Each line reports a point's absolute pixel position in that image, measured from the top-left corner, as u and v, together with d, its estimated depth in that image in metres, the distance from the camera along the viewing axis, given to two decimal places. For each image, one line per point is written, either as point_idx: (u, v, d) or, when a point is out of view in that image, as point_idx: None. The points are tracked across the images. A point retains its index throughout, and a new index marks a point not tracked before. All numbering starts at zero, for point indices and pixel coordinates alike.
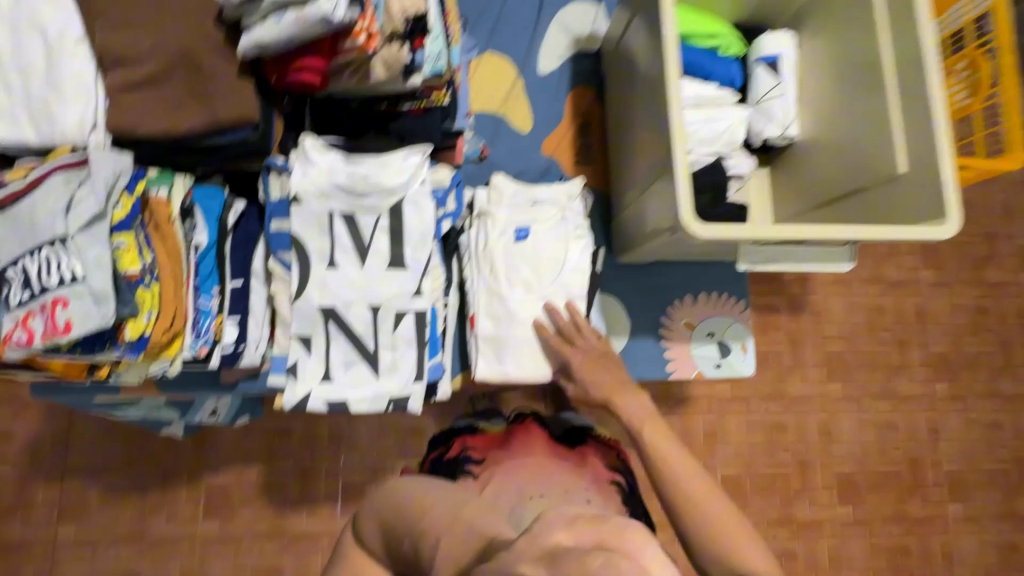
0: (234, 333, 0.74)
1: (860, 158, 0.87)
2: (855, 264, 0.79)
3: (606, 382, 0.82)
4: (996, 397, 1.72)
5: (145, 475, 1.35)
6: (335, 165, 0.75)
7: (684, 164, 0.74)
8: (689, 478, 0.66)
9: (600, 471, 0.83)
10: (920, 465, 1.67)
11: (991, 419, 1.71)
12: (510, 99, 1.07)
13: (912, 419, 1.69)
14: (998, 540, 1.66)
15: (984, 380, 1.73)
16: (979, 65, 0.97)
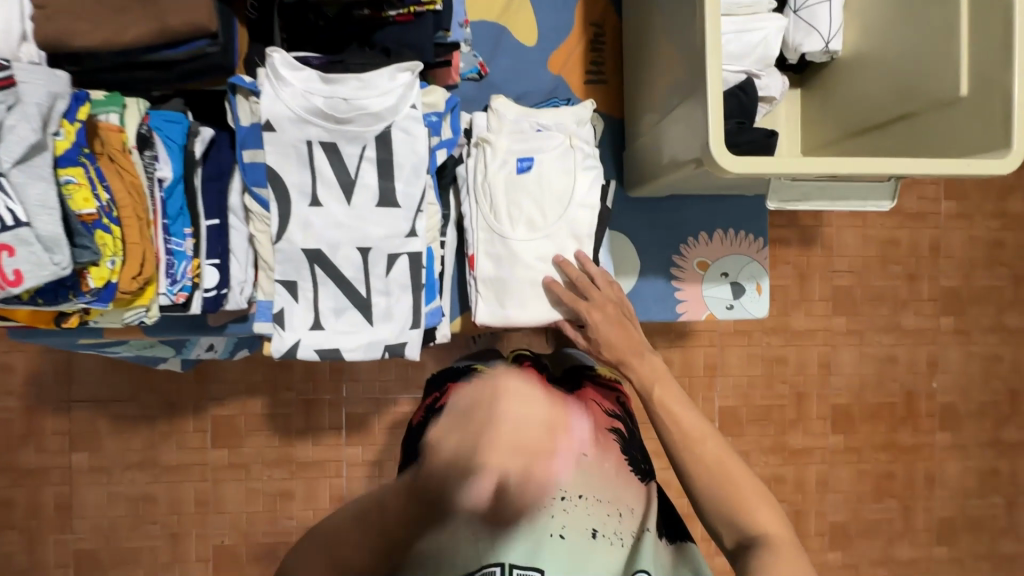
0: (215, 277, 0.68)
1: (915, 76, 0.76)
2: (894, 204, 0.72)
3: (620, 341, 0.75)
4: (1001, 331, 1.70)
5: (148, 407, 1.35)
6: (311, 85, 0.64)
7: (715, 84, 0.64)
8: (697, 429, 0.65)
9: (599, 418, 0.77)
10: (916, 397, 1.68)
11: (992, 352, 1.70)
12: (513, 7, 0.93)
13: (913, 352, 1.68)
14: (984, 467, 1.70)
15: (991, 314, 1.70)
16: None
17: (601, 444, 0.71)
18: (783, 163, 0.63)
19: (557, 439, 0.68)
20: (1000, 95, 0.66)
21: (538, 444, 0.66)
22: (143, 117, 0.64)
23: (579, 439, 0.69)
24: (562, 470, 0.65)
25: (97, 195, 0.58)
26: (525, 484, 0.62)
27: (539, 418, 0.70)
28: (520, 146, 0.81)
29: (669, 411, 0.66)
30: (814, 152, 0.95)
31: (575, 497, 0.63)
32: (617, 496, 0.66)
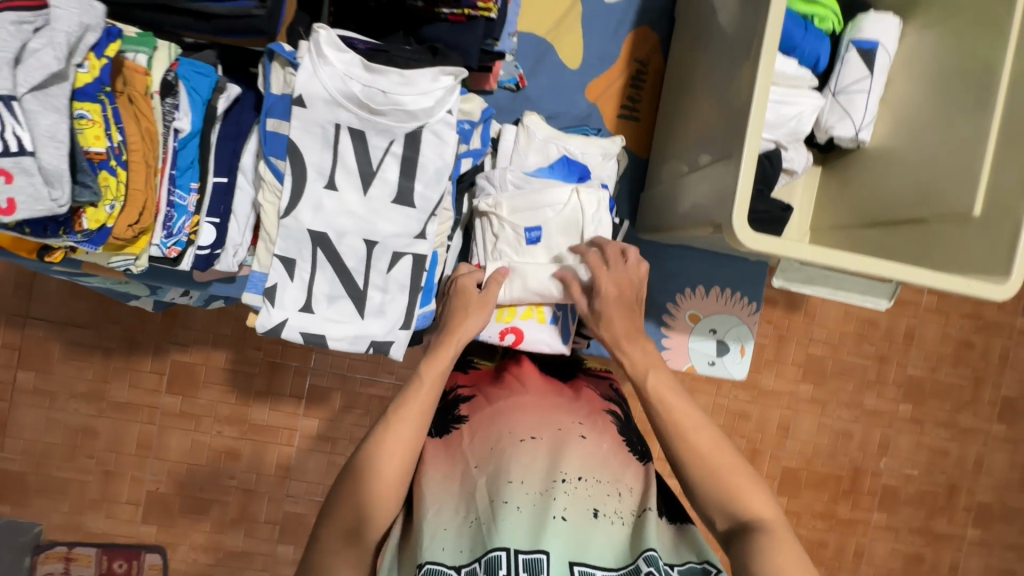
0: (212, 236, 0.67)
1: (939, 182, 0.78)
2: (892, 303, 0.80)
3: (621, 323, 0.73)
4: (952, 428, 1.77)
5: (107, 339, 1.31)
6: (351, 69, 0.63)
7: (751, 156, 0.65)
8: (692, 415, 0.66)
9: (595, 401, 0.76)
10: (862, 474, 1.74)
11: (940, 446, 1.76)
12: (563, 25, 0.93)
13: (869, 431, 1.73)
14: (911, 552, 1.77)
15: (948, 410, 1.76)
16: None
17: (597, 426, 0.70)
18: (799, 248, 0.64)
19: (555, 424, 0.68)
20: (1009, 226, 0.68)
21: (538, 430, 0.67)
22: (172, 64, 0.62)
23: (576, 422, 0.69)
24: (561, 452, 0.64)
25: (108, 134, 0.56)
26: (526, 468, 0.63)
27: (535, 406, 0.70)
28: (527, 215, 0.79)
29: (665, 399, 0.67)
30: (821, 232, 0.97)
31: (575, 480, 0.63)
32: (616, 476, 0.66)
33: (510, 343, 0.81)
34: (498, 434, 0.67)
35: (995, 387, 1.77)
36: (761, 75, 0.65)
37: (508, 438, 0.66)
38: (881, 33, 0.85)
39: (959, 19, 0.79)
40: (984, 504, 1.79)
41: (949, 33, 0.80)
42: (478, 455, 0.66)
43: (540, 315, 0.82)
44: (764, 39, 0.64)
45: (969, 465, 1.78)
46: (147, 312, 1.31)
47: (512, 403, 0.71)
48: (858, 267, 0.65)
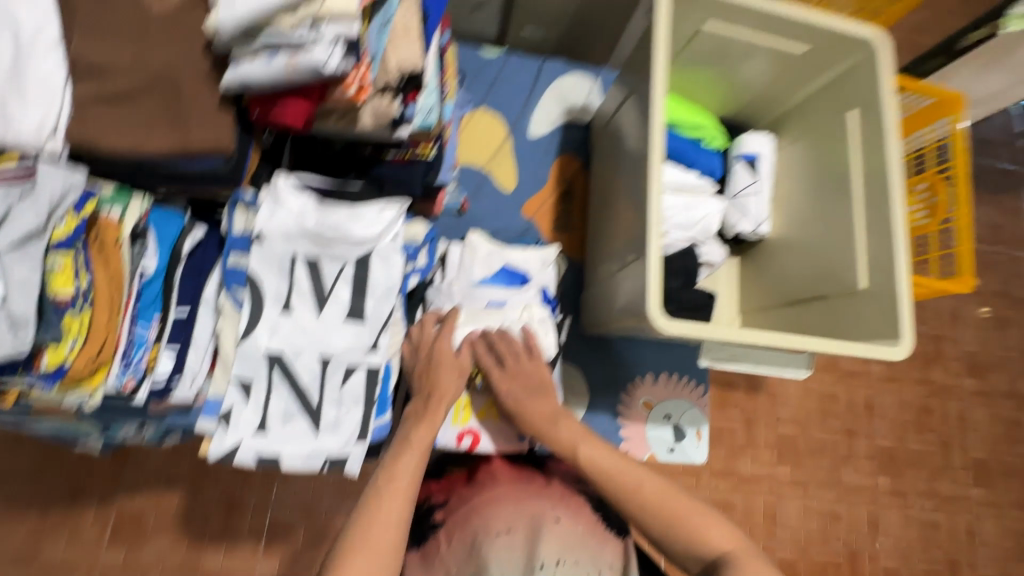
0: (170, 364, 0.71)
1: (831, 262, 0.90)
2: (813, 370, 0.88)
3: (541, 409, 0.81)
4: (935, 498, 1.77)
5: (49, 491, 1.22)
6: (306, 208, 0.70)
7: (656, 253, 0.76)
8: (638, 482, 0.70)
9: (567, 482, 0.83)
10: (860, 558, 1.69)
11: (928, 518, 1.75)
12: (498, 156, 1.08)
13: (855, 509, 1.71)
14: None
15: (926, 479, 1.77)
16: (938, 189, 1.12)
17: (569, 506, 0.79)
18: (707, 329, 0.72)
19: (528, 511, 0.77)
20: (888, 297, 0.79)
21: (515, 525, 0.76)
22: (144, 213, 0.69)
23: (549, 507, 0.78)
24: (537, 540, 0.74)
25: (77, 279, 0.61)
26: (506, 565, 0.72)
27: (509, 498, 0.79)
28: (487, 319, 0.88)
29: (607, 475, 0.72)
30: (750, 312, 1.06)
31: (554, 565, 0.72)
32: (592, 555, 0.75)
33: (467, 446, 0.84)
34: (478, 534, 0.75)
35: (963, 451, 1.81)
36: (653, 188, 0.78)
37: (486, 535, 0.75)
38: (757, 149, 1.02)
39: (818, 135, 0.96)
40: None
41: (811, 144, 0.98)
42: (461, 560, 0.74)
43: (493, 416, 0.86)
44: (650, 160, 0.78)
45: (961, 535, 1.76)
46: (96, 456, 1.25)
47: (488, 499, 0.79)
48: (765, 343, 0.74)
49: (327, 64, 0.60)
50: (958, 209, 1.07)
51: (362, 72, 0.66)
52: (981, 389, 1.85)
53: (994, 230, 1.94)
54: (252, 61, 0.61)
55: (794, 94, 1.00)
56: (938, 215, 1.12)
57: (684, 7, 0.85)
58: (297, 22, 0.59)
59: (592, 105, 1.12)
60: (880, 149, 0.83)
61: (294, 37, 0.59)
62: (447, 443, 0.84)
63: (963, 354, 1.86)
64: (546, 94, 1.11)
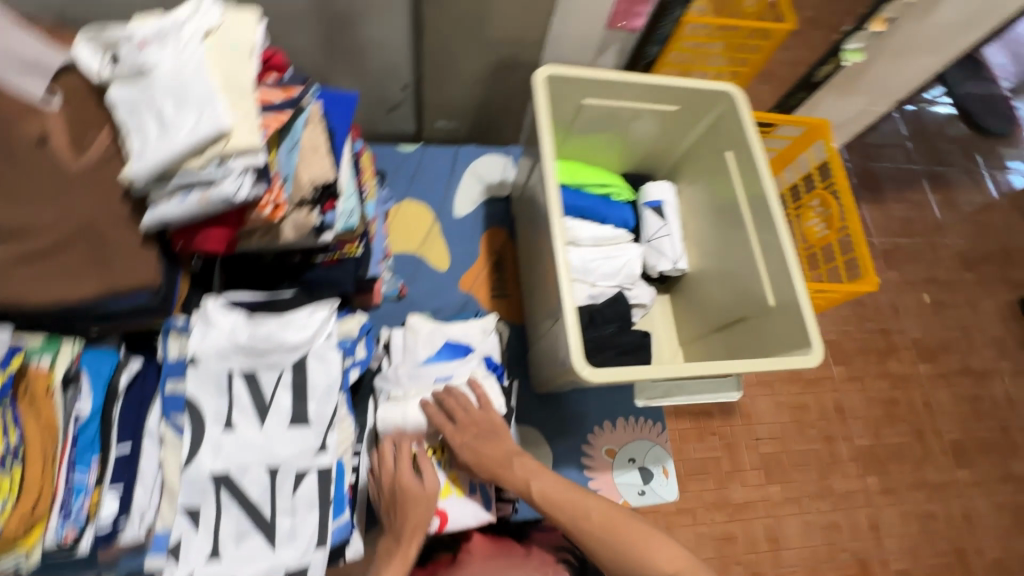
0: (114, 506, 0.69)
1: (743, 286, 0.98)
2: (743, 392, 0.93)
3: (494, 453, 0.82)
4: (925, 488, 1.79)
5: None
6: (237, 325, 0.73)
7: (571, 307, 0.81)
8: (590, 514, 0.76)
9: (546, 555, 0.85)
10: (870, 566, 1.68)
11: (925, 510, 1.77)
12: (429, 239, 1.15)
13: (852, 516, 1.72)
14: None
15: (911, 470, 1.80)
16: (828, 203, 1.24)
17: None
18: (633, 371, 0.76)
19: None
20: (794, 310, 0.86)
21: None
22: (75, 357, 0.70)
23: None
24: None
25: (5, 437, 0.62)
26: None
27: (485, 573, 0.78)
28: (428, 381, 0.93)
29: (561, 506, 0.77)
30: (688, 342, 1.12)
31: None
32: None
33: (437, 527, 0.83)
34: None
35: (937, 435, 1.86)
36: (557, 246, 0.86)
37: None
38: (659, 196, 1.12)
39: (709, 175, 1.08)
40: (998, 558, 1.76)
41: (705, 183, 1.09)
42: None
43: (458, 490, 0.86)
44: (551, 221, 0.86)
45: (960, 521, 1.78)
46: None
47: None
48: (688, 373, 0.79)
49: (239, 193, 0.65)
50: (850, 218, 1.18)
51: (274, 193, 0.72)
52: (937, 372, 1.94)
53: (907, 224, 2.11)
54: (167, 201, 0.66)
55: (681, 143, 1.12)
56: (835, 226, 1.23)
57: (562, 90, 0.97)
58: (205, 161, 0.64)
59: (507, 180, 1.23)
60: (757, 181, 0.94)
61: (204, 176, 0.64)
62: None
63: (912, 341, 1.96)
64: (464, 177, 1.21)
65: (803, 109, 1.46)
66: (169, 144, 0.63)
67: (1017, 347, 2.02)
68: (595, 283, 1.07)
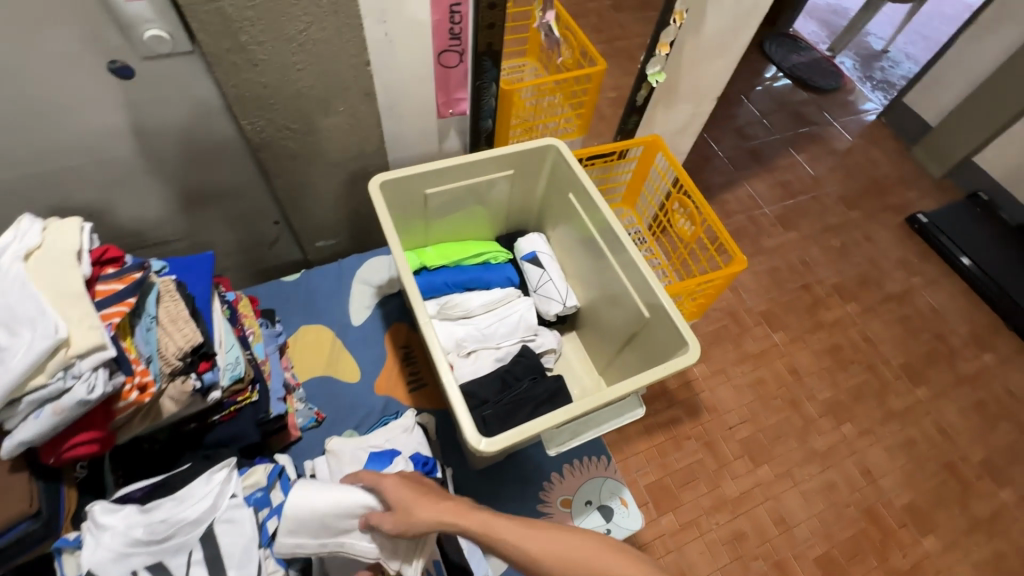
0: None
1: (624, 305, 1.05)
2: (644, 405, 0.96)
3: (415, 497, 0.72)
4: (896, 417, 1.86)
5: None
6: (131, 520, 0.71)
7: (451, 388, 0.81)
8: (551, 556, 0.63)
9: None
10: (878, 512, 1.69)
11: (903, 438, 1.82)
12: (335, 356, 1.17)
13: (843, 468, 1.74)
14: (987, 554, 1.66)
15: (877, 405, 1.87)
16: (687, 203, 1.38)
17: None
18: (529, 428, 0.78)
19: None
20: (666, 315, 0.93)
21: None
22: None
23: None
24: None
25: None
26: None
27: None
28: None
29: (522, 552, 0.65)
30: (605, 369, 1.16)
31: None
32: None
33: None
34: None
35: (887, 364, 1.96)
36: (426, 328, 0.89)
37: None
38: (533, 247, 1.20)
39: (566, 217, 1.17)
40: (985, 460, 1.82)
41: (566, 225, 1.18)
42: None
43: None
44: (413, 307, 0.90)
45: (938, 437, 1.84)
46: None
47: None
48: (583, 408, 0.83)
49: (93, 391, 0.65)
50: (705, 212, 1.31)
51: (137, 374, 0.72)
52: (864, 308, 2.07)
53: (788, 187, 2.31)
54: (23, 422, 0.65)
55: (535, 196, 1.22)
56: (697, 221, 1.36)
57: (402, 188, 1.04)
58: (49, 374, 0.64)
59: (395, 275, 1.27)
60: (600, 213, 1.04)
61: (51, 387, 0.64)
62: None
63: (831, 287, 2.10)
64: (354, 286, 1.25)
65: (644, 127, 1.61)
66: (5, 370, 0.62)
67: (921, 261, 2.19)
68: (500, 345, 1.11)
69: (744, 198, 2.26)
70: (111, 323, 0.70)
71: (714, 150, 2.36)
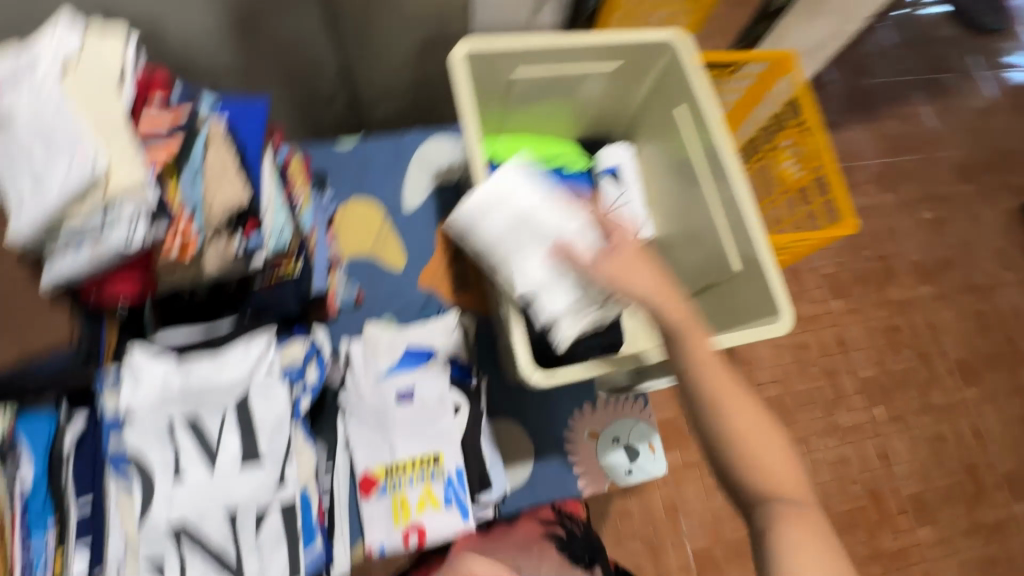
0: (83, 562, 0.67)
1: (707, 250, 0.93)
2: (673, 378, 0.91)
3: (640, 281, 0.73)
4: (931, 411, 1.76)
5: None
6: (169, 373, 0.71)
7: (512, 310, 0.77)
8: (738, 429, 0.66)
9: (532, 529, 0.94)
10: (881, 495, 1.66)
11: (933, 433, 1.74)
12: (381, 239, 1.10)
13: (861, 448, 1.69)
14: (978, 557, 1.66)
15: (916, 397, 1.77)
16: (802, 141, 1.18)
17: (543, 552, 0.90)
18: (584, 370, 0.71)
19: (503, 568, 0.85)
20: (759, 273, 0.82)
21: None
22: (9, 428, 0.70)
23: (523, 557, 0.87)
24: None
25: None
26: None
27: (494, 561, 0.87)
28: (397, 380, 0.88)
29: (718, 399, 0.67)
30: None
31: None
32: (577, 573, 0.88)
33: (416, 543, 0.82)
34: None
35: (942, 356, 1.82)
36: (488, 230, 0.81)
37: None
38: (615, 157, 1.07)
39: (663, 134, 1.01)
40: (1010, 473, 1.75)
41: (658, 143, 1.02)
42: None
43: (433, 504, 0.83)
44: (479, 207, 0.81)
45: (970, 439, 1.75)
46: None
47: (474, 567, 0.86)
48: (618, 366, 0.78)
49: (131, 244, 0.60)
50: (823, 158, 1.11)
51: (180, 230, 0.67)
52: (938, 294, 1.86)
53: (898, 142, 1.96)
54: (62, 257, 0.61)
55: (630, 103, 1.04)
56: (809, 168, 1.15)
57: (486, 67, 0.89)
58: (86, 215, 0.58)
59: (456, 164, 1.15)
60: (708, 138, 0.88)
61: (91, 226, 0.59)
62: (396, 546, 0.83)
63: (912, 265, 1.87)
64: (410, 166, 1.14)
65: (770, 42, 1.33)
66: (41, 202, 0.57)
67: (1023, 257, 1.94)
68: None
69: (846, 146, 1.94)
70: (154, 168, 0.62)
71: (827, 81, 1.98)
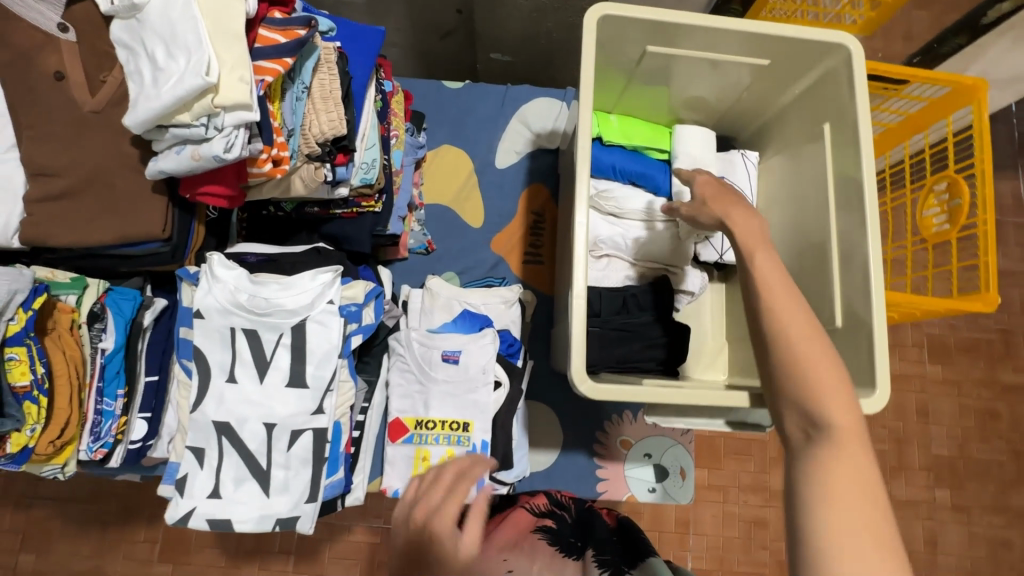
0: (142, 429, 0.79)
1: (811, 291, 0.84)
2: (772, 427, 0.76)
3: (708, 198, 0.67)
4: (1007, 512, 1.35)
5: (54, 521, 1.21)
6: (240, 283, 0.73)
7: (581, 314, 0.67)
8: (788, 332, 0.52)
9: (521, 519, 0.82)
10: None
11: (999, 536, 1.34)
12: (464, 192, 1.07)
13: (904, 524, 1.34)
14: None
15: (1021, 504, 1.36)
16: (959, 189, 0.94)
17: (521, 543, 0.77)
18: (639, 393, 0.65)
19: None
20: (865, 335, 0.72)
21: None
22: (100, 295, 0.75)
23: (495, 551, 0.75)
24: None
25: (33, 368, 0.68)
26: None
27: None
28: (448, 339, 0.87)
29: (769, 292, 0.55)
30: (736, 343, 0.96)
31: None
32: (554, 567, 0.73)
33: None
34: None
35: None
36: (580, 204, 0.71)
37: None
38: (700, 145, 0.94)
39: (796, 151, 0.89)
40: None
41: (790, 159, 0.90)
42: None
43: None
44: (580, 183, 0.71)
45: None
46: (97, 489, 1.22)
47: None
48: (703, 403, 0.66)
49: (229, 151, 0.61)
50: (982, 216, 0.90)
51: (275, 146, 0.67)
52: None
53: None
54: (168, 154, 0.63)
55: (768, 107, 0.91)
56: (958, 221, 0.95)
57: (615, 37, 0.80)
58: (194, 116, 0.59)
59: (559, 129, 1.08)
60: (854, 167, 0.76)
61: (196, 130, 0.60)
62: None
63: None
64: (511, 121, 1.08)
65: (958, 59, 1.10)
66: (156, 97, 0.58)
67: None
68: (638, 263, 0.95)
69: (1004, 196, 1.48)
70: (263, 81, 0.63)
71: (1006, 110, 1.51)
